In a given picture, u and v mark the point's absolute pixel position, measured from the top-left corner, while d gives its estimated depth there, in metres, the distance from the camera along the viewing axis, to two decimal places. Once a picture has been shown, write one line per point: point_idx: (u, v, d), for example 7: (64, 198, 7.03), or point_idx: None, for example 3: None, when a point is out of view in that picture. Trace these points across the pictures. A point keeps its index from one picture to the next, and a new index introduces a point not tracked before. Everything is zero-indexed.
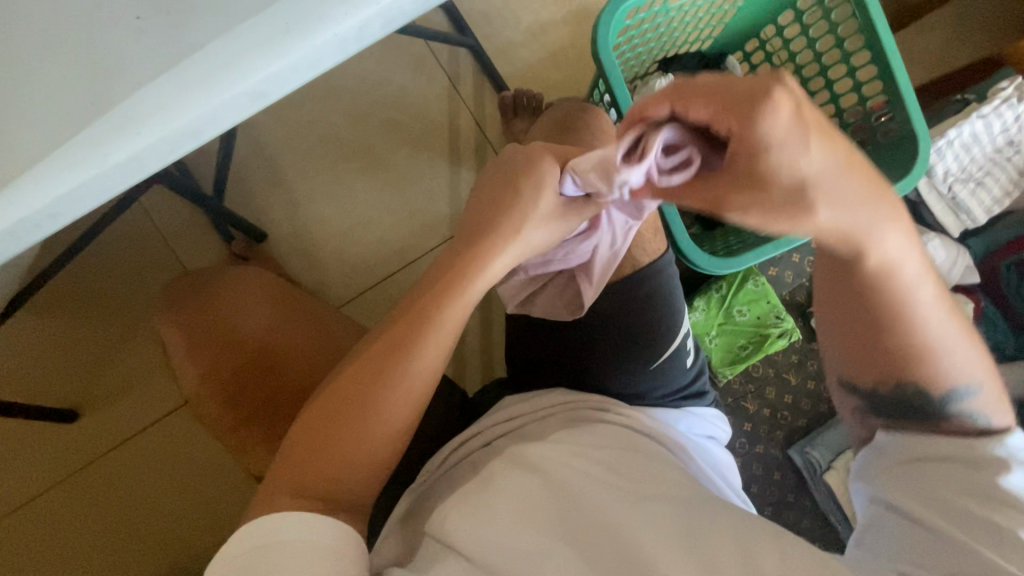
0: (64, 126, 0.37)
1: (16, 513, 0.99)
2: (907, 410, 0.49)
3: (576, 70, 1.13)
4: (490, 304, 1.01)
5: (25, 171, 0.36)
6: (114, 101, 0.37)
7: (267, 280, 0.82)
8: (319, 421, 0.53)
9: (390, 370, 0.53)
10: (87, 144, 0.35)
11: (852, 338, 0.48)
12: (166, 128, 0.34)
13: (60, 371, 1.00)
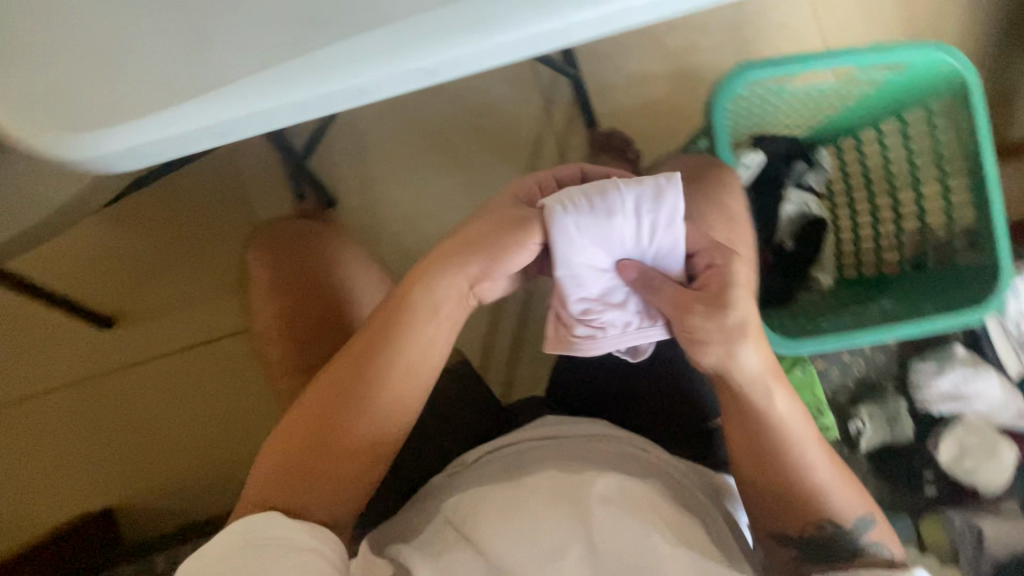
0: (241, 47, 0.39)
1: (36, 398, 1.03)
2: (826, 550, 0.59)
3: (667, 124, 1.16)
4: (527, 325, 1.01)
5: (204, 96, 0.39)
6: (291, 43, 0.39)
7: (325, 233, 0.85)
8: (301, 424, 0.57)
9: (379, 385, 0.57)
10: (266, 83, 0.38)
11: (766, 479, 0.60)
12: (344, 88, 0.38)
13: (109, 277, 1.03)
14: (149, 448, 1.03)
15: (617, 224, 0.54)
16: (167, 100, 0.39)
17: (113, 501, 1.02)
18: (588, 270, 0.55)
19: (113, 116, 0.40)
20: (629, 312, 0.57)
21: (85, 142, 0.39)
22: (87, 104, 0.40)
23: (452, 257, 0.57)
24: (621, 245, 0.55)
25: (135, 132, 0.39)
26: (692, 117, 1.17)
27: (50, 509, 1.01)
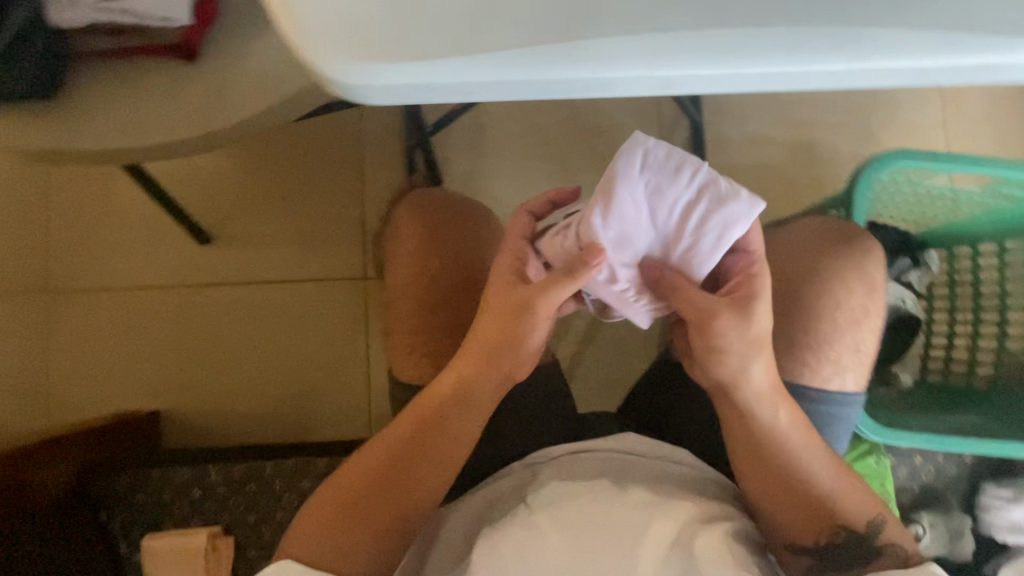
0: (484, 17, 0.39)
1: (123, 293, 1.09)
2: (842, 557, 0.61)
3: (773, 189, 1.17)
4: (592, 343, 1.03)
5: (428, 38, 0.38)
6: (526, 20, 0.39)
7: (454, 206, 0.85)
8: (353, 481, 0.63)
9: (432, 447, 0.64)
10: (500, 47, 0.37)
11: (773, 488, 0.64)
12: (577, 80, 0.38)
13: (218, 200, 1.09)
14: (210, 367, 1.09)
15: (674, 192, 0.53)
16: (389, 29, 0.38)
17: (165, 406, 1.08)
18: (620, 217, 0.53)
19: (324, 20, 0.37)
20: (626, 279, 0.57)
21: (287, 34, 0.36)
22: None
23: (489, 360, 0.65)
24: (661, 216, 0.54)
25: (343, 45, 0.37)
26: (797, 187, 1.17)
27: (108, 399, 1.08)
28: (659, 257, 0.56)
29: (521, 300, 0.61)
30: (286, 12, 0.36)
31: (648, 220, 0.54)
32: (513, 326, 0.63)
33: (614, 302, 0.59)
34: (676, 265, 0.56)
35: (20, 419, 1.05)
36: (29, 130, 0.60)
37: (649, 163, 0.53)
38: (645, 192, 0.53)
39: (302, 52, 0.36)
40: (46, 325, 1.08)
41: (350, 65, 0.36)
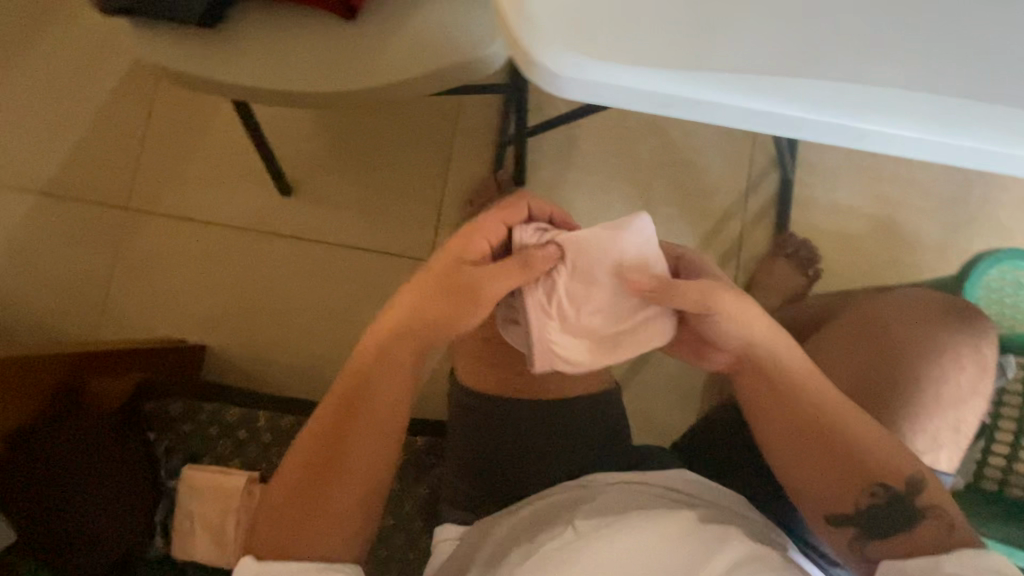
0: (689, 44, 0.40)
1: (195, 225, 1.11)
2: (880, 519, 0.59)
3: (850, 260, 1.16)
4: (639, 372, 1.08)
5: (638, 49, 0.39)
6: (734, 55, 0.40)
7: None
8: (291, 478, 0.61)
9: (358, 428, 0.61)
10: (707, 70, 0.38)
11: (808, 452, 0.62)
12: (773, 115, 0.38)
13: (304, 156, 1.11)
14: (262, 313, 1.10)
15: (640, 274, 0.60)
16: (604, 31, 0.39)
17: (212, 343, 1.10)
18: (596, 265, 0.60)
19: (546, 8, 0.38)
20: (560, 306, 0.61)
21: (507, 14, 0.38)
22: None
23: (409, 331, 0.62)
24: (625, 291, 0.60)
25: (558, 32, 0.37)
26: (874, 265, 1.16)
27: (160, 324, 1.10)
28: (597, 315, 0.61)
29: (470, 280, 0.60)
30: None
31: (613, 288, 0.60)
32: (450, 303, 0.60)
33: (534, 324, 0.61)
34: (610, 329, 0.61)
35: (76, 326, 1.09)
36: (189, 58, 0.62)
37: (637, 243, 0.60)
38: (622, 260, 0.60)
39: (516, 31, 0.37)
40: (118, 242, 1.10)
41: (561, 53, 0.37)
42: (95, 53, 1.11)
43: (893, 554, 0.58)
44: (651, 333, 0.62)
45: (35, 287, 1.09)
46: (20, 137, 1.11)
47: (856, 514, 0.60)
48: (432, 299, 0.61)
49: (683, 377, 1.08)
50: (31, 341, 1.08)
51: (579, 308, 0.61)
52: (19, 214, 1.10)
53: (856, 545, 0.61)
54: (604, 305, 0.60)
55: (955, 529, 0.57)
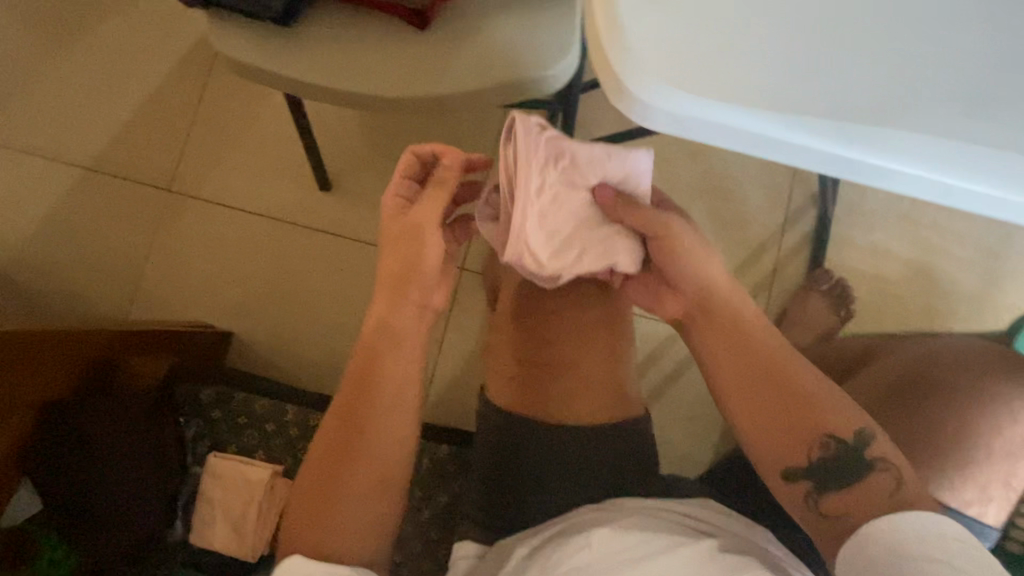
0: (776, 86, 0.39)
1: (233, 213, 1.12)
2: (832, 470, 0.60)
3: (884, 304, 1.14)
4: (661, 396, 1.10)
5: (733, 85, 0.38)
6: (822, 100, 0.40)
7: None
8: (312, 476, 0.63)
9: (362, 422, 0.64)
10: (794, 113, 0.38)
11: (769, 403, 0.62)
12: (863, 164, 0.37)
13: (347, 154, 1.12)
14: (291, 306, 1.11)
15: (615, 198, 0.66)
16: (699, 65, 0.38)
17: (240, 330, 1.10)
18: (592, 179, 0.65)
19: (646, 37, 0.37)
20: (544, 204, 0.63)
21: (602, 36, 0.37)
22: (630, 7, 0.37)
23: (396, 306, 0.68)
24: (606, 210, 0.66)
25: (656, 63, 0.37)
26: (908, 311, 1.14)
27: (191, 305, 1.10)
28: (574, 225, 0.66)
29: (411, 224, 0.68)
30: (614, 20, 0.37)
31: (596, 204, 0.66)
32: (406, 251, 0.68)
33: (517, 213, 0.61)
34: (582, 244, 0.66)
35: (109, 301, 1.10)
36: (263, 52, 0.63)
37: (624, 168, 0.65)
38: (606, 178, 0.65)
39: (613, 58, 0.37)
40: (158, 221, 1.12)
41: (657, 86, 0.37)
42: (155, 38, 1.14)
43: (851, 509, 0.58)
44: (614, 255, 0.67)
45: (73, 258, 1.11)
46: (75, 111, 1.14)
47: (811, 467, 0.60)
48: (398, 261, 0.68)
49: (703, 407, 1.10)
50: (64, 312, 1.10)
51: (559, 210, 0.64)
52: (65, 186, 1.12)
53: (812, 499, 0.60)
54: (584, 217, 0.66)
55: (903, 483, 0.58)
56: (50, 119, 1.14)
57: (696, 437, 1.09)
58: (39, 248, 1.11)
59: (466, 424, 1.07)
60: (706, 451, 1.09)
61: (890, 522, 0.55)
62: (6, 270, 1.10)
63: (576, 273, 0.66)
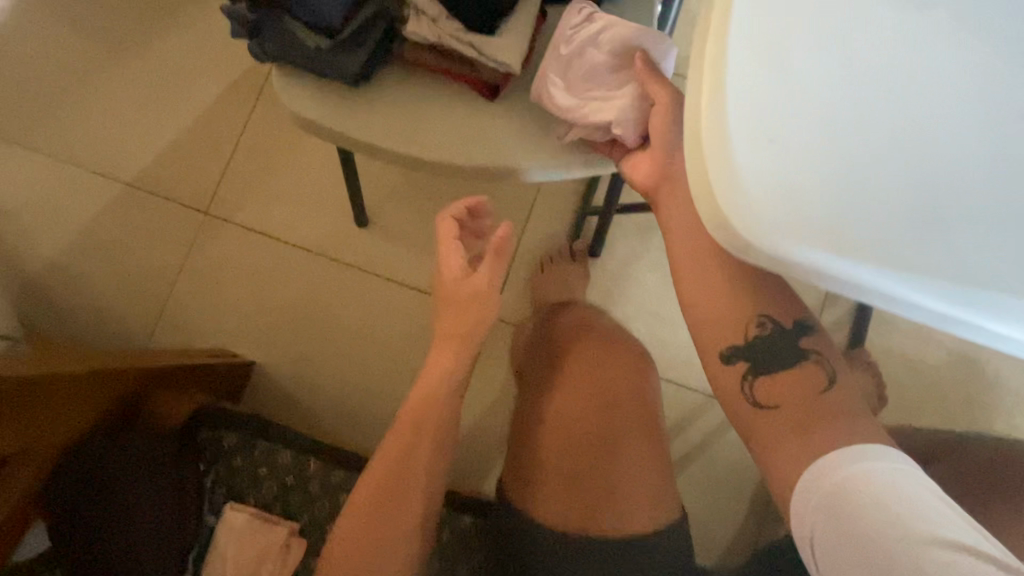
0: (909, 230, 0.35)
1: (269, 242, 1.11)
2: (768, 353, 0.55)
3: (924, 391, 1.11)
4: (686, 467, 1.06)
5: (853, 229, 0.35)
6: (959, 248, 0.35)
7: (616, 328, 0.80)
8: (357, 523, 0.66)
9: (405, 475, 0.67)
10: (916, 270, 0.35)
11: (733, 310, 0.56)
12: (986, 331, 0.34)
13: (387, 191, 1.10)
14: (317, 342, 1.09)
15: (647, 71, 0.59)
16: (820, 202, 0.35)
17: (264, 360, 1.09)
18: (621, 45, 0.59)
19: (761, 172, 0.35)
20: (577, 56, 0.59)
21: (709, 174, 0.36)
22: (744, 138, 0.35)
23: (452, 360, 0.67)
24: (625, 74, 0.60)
25: (766, 200, 0.35)
26: (948, 399, 1.10)
27: (216, 331, 1.09)
28: (598, 84, 0.60)
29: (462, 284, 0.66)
30: (726, 155, 0.35)
31: (618, 70, 0.60)
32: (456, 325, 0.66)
33: (548, 58, 0.60)
34: (593, 99, 0.60)
35: (135, 321, 1.09)
36: (329, 112, 0.62)
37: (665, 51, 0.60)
38: (648, 52, 0.59)
39: (720, 195, 0.35)
40: (192, 243, 1.11)
41: (767, 228, 0.35)
42: (203, 58, 1.13)
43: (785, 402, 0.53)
44: (622, 126, 0.60)
45: (106, 275, 1.10)
46: (118, 126, 1.12)
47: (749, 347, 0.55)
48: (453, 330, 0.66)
49: (728, 482, 1.06)
50: (91, 327, 1.09)
51: (589, 61, 0.59)
52: (105, 202, 1.11)
53: (748, 385, 0.54)
54: (601, 75, 0.60)
55: (835, 380, 0.54)
56: (93, 132, 1.12)
57: (720, 514, 1.05)
58: (73, 260, 1.10)
59: (484, 480, 1.04)
60: (727, 528, 1.05)
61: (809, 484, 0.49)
62: (36, 281, 1.09)
63: (581, 132, 0.61)
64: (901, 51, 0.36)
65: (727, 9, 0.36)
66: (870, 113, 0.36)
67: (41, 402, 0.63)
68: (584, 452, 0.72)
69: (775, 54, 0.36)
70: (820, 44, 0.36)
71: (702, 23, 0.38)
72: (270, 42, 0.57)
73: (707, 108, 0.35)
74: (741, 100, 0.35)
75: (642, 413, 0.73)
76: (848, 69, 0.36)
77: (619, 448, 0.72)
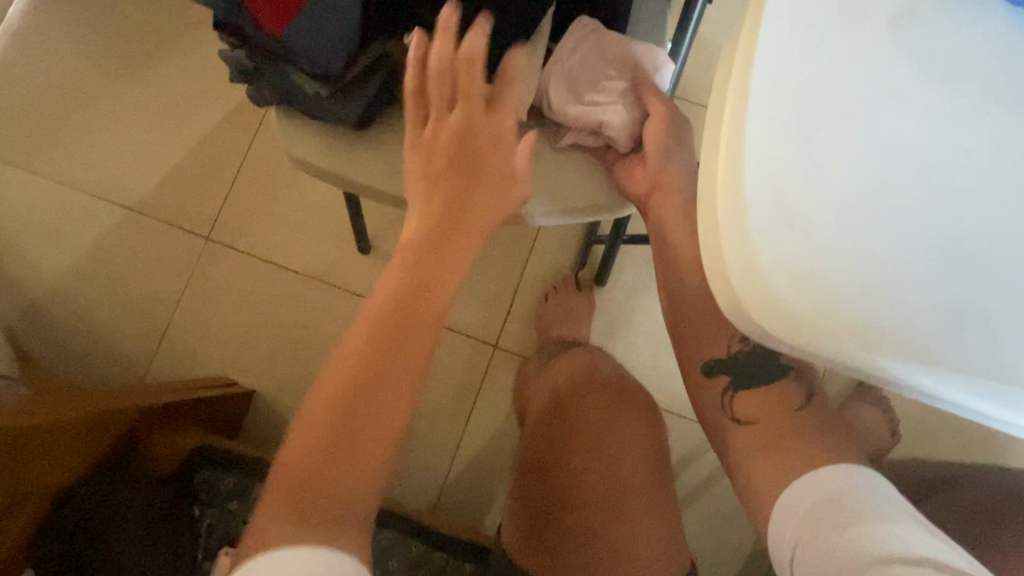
0: (945, 317, 0.33)
1: (270, 268, 1.10)
2: (748, 369, 0.60)
3: (937, 427, 1.08)
4: (692, 503, 1.04)
5: (885, 318, 0.33)
6: (999, 333, 0.33)
7: (625, 382, 0.81)
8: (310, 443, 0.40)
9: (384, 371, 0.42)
10: (953, 361, 0.33)
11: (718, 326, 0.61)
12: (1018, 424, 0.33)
13: (389, 217, 1.09)
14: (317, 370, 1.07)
15: (641, 87, 0.63)
16: (847, 292, 0.33)
17: (263, 389, 1.07)
18: (618, 57, 0.62)
19: (784, 259, 0.33)
20: (583, 66, 0.61)
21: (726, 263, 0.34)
22: (766, 224, 0.33)
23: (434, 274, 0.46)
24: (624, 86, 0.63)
25: (791, 291, 0.33)
26: (963, 436, 1.07)
27: (216, 359, 1.08)
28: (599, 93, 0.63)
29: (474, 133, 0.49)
30: (746, 243, 0.33)
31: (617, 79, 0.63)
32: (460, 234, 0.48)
33: (554, 64, 0.61)
34: (592, 104, 0.62)
35: (135, 347, 1.08)
36: (329, 156, 0.60)
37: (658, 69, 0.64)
38: (644, 68, 0.63)
39: (740, 285, 0.33)
40: (193, 269, 1.10)
41: (792, 321, 0.33)
42: (206, 81, 1.12)
43: (764, 419, 0.58)
44: (616, 135, 0.64)
45: (107, 301, 1.09)
46: (121, 150, 1.11)
47: (729, 361, 0.60)
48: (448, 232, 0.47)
49: (735, 519, 1.03)
50: (91, 353, 1.08)
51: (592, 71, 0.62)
52: (106, 226, 1.10)
53: (728, 397, 0.60)
54: (602, 81, 0.62)
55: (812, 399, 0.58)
56: (95, 156, 1.11)
57: (726, 552, 1.03)
58: (74, 285, 1.09)
59: (485, 514, 1.01)
60: (733, 567, 1.03)
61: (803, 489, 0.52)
62: (38, 307, 1.08)
63: (576, 136, 0.64)
64: (932, 127, 0.34)
65: (743, 89, 0.34)
66: (901, 190, 0.34)
67: (46, 442, 0.65)
68: (589, 511, 0.71)
69: (795, 130, 0.34)
70: (845, 122, 0.34)
71: (718, 96, 0.36)
72: (267, 86, 0.56)
73: (724, 193, 0.33)
74: (761, 183, 0.33)
75: (646, 464, 0.73)
76: (873, 146, 0.34)
77: (623, 508, 0.70)
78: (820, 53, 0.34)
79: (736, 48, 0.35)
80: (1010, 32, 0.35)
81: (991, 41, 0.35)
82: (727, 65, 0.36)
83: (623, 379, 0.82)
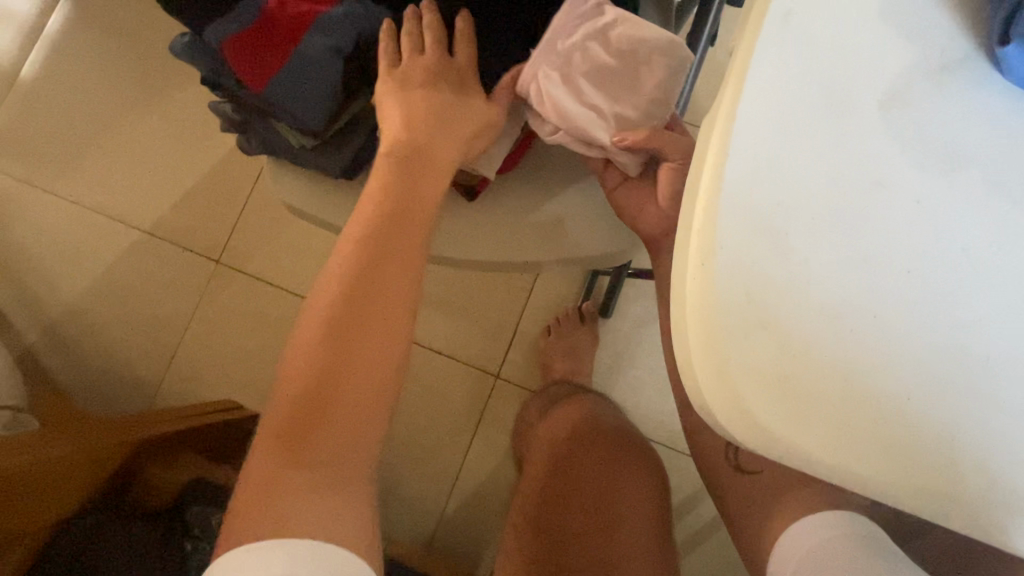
0: (931, 422, 0.30)
1: (274, 292, 1.11)
2: None
3: None
4: (695, 546, 1.01)
5: (865, 421, 0.30)
6: (994, 442, 0.30)
7: (621, 433, 0.81)
8: (285, 426, 0.45)
9: (348, 361, 0.47)
10: (939, 467, 0.30)
11: None
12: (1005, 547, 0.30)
13: None
14: None
15: (645, 91, 0.53)
16: (824, 400, 0.30)
17: None
18: (629, 47, 0.51)
19: (754, 354, 0.31)
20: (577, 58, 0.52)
21: (693, 355, 0.31)
22: (736, 318, 0.31)
23: (377, 268, 0.49)
24: (625, 85, 0.53)
25: (762, 389, 0.30)
26: None
27: (223, 382, 1.10)
28: (594, 93, 0.53)
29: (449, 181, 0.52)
30: (717, 342, 0.31)
31: (626, 76, 0.52)
32: (406, 220, 0.50)
33: (545, 54, 0.51)
34: (592, 107, 0.53)
35: (148, 367, 1.11)
36: (317, 203, 0.60)
37: (672, 69, 0.52)
38: (655, 67, 0.52)
39: (705, 378, 0.31)
40: (203, 292, 1.12)
41: (760, 420, 0.30)
42: None
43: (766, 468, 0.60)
44: (614, 151, 0.54)
45: (121, 321, 1.12)
46: (139, 174, 1.14)
47: None
48: (377, 221, 0.50)
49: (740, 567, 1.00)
50: (106, 373, 1.11)
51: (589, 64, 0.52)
52: (122, 249, 1.13)
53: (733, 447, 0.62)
54: (606, 77, 0.53)
55: None
56: (114, 180, 1.14)
57: None
58: (91, 306, 1.12)
59: (482, 548, 1.00)
60: None
61: (828, 523, 0.51)
62: (58, 326, 1.12)
63: (568, 138, 0.54)
64: (924, 219, 0.31)
65: (717, 173, 0.32)
66: (889, 279, 0.31)
67: (49, 475, 0.68)
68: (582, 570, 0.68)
69: (770, 214, 0.31)
70: (825, 215, 0.32)
71: (692, 181, 0.33)
72: (254, 138, 0.58)
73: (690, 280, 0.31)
74: (732, 273, 0.31)
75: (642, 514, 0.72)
76: (859, 229, 0.31)
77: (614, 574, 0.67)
78: (801, 138, 0.32)
79: (712, 130, 0.33)
80: (1010, 113, 0.32)
81: (986, 131, 0.32)
82: (703, 144, 0.34)
83: (624, 428, 0.82)
